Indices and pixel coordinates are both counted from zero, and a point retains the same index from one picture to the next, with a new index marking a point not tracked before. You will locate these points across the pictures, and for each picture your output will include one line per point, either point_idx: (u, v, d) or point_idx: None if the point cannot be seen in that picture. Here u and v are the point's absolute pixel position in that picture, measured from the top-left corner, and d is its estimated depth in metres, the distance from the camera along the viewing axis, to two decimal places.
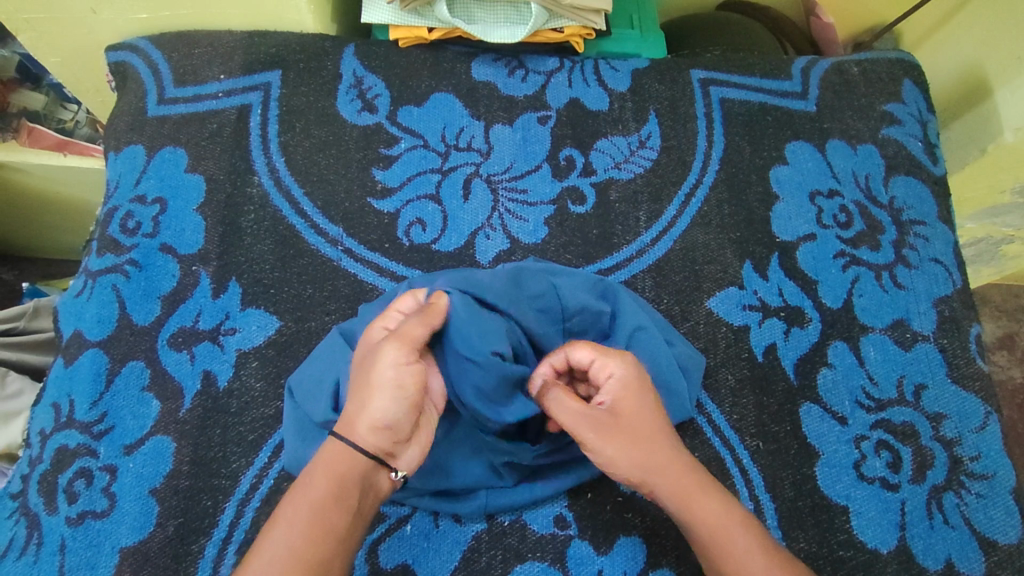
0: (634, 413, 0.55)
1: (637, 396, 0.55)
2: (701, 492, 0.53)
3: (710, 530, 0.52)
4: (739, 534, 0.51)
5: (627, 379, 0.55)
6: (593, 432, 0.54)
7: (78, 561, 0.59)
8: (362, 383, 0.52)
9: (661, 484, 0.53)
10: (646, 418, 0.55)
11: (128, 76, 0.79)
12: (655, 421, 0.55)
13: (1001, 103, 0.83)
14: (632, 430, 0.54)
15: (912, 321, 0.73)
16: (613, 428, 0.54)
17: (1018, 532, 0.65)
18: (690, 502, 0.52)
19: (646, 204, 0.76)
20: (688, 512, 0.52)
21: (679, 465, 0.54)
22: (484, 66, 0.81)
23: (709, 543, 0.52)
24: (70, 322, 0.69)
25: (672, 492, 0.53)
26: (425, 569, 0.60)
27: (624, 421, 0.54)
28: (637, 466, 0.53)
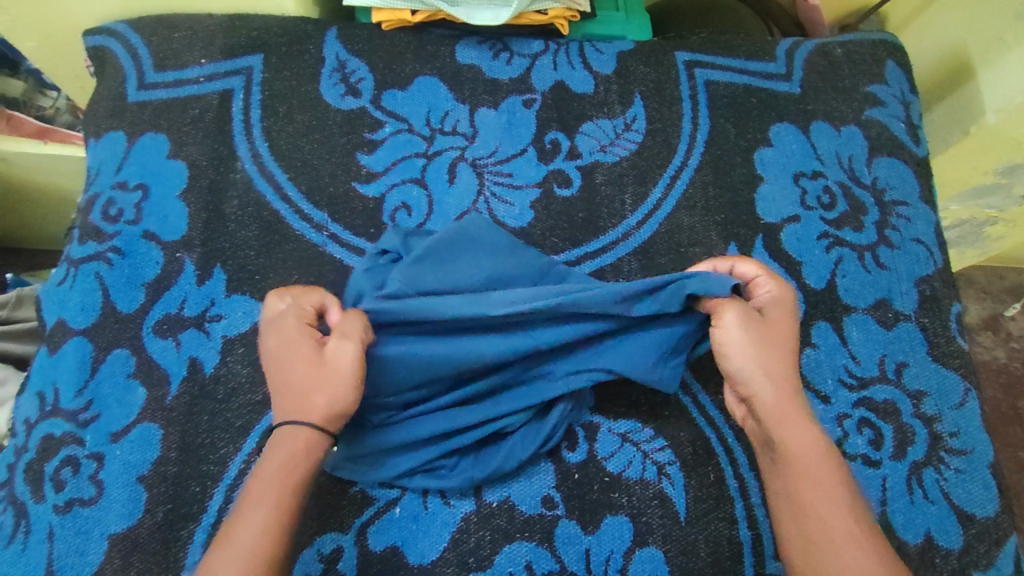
0: (778, 319, 0.59)
1: (787, 315, 0.60)
2: (798, 421, 0.55)
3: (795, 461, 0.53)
4: (824, 469, 0.53)
5: (781, 299, 0.60)
6: (738, 319, 0.58)
7: (67, 549, 0.59)
8: (325, 380, 0.55)
9: (766, 395, 0.56)
10: (788, 330, 0.59)
11: (107, 61, 0.78)
12: (787, 340, 0.59)
13: (984, 84, 0.83)
14: (772, 325, 0.59)
15: (894, 301, 0.73)
16: (764, 336, 0.57)
17: (994, 505, 0.67)
18: (785, 423, 0.55)
19: (632, 186, 0.76)
20: (782, 431, 0.55)
21: (786, 385, 0.56)
22: (468, 49, 0.81)
23: (793, 464, 0.54)
24: (53, 310, 0.69)
25: (772, 417, 0.55)
26: (415, 551, 0.61)
27: (768, 320, 0.59)
28: (750, 369, 0.57)
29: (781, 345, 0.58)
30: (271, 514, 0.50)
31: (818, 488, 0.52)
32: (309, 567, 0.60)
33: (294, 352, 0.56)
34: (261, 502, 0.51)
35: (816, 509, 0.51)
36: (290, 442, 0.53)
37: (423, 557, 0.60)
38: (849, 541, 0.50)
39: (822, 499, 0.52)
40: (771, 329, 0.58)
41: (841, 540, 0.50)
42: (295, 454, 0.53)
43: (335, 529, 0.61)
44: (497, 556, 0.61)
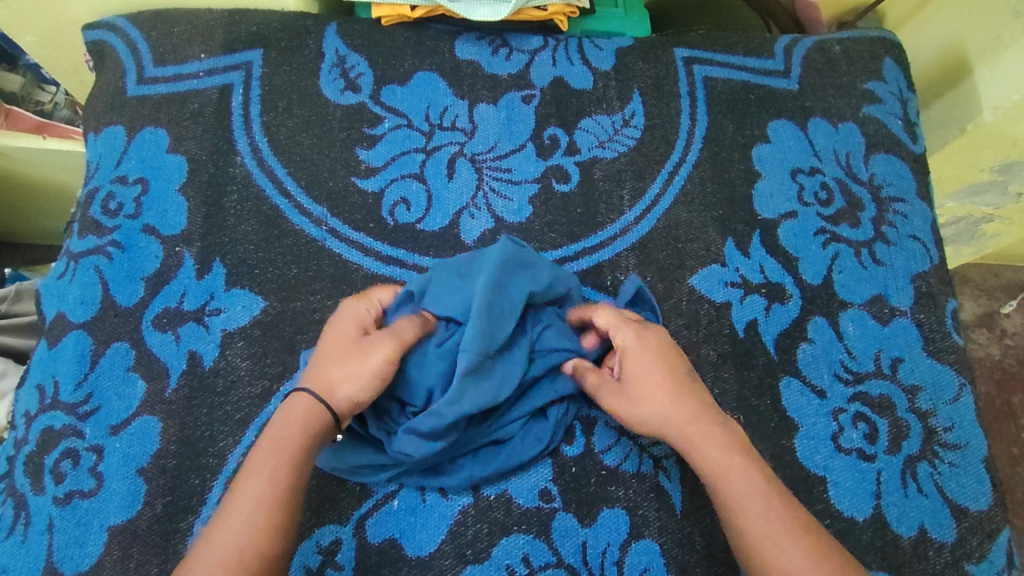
0: (642, 372, 0.60)
1: (649, 362, 0.60)
2: (706, 435, 0.57)
3: (711, 472, 0.56)
4: (741, 479, 0.55)
5: (632, 346, 0.61)
6: (615, 407, 0.60)
7: (66, 540, 0.59)
8: (352, 358, 0.57)
9: (669, 427, 0.58)
10: (652, 377, 0.60)
11: (107, 55, 0.78)
12: (668, 368, 0.60)
13: (980, 82, 0.84)
14: (642, 389, 0.59)
15: (890, 297, 0.74)
16: (631, 395, 0.60)
17: (988, 499, 0.67)
18: (696, 445, 0.57)
19: (630, 182, 0.76)
20: (696, 451, 0.57)
21: (683, 406, 0.58)
22: (467, 45, 0.81)
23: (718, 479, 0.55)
24: (53, 303, 0.69)
25: (682, 439, 0.57)
26: (413, 543, 0.61)
27: (631, 387, 0.60)
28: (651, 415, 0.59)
29: (660, 376, 0.60)
30: (268, 484, 0.51)
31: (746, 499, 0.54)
32: (308, 559, 0.60)
33: (336, 333, 0.59)
34: (258, 475, 0.52)
35: (743, 521, 0.53)
36: (291, 412, 0.55)
37: (421, 550, 0.61)
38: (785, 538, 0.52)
39: (744, 498, 0.54)
40: (642, 394, 0.59)
41: (772, 546, 0.52)
42: (292, 424, 0.54)
43: (334, 521, 0.61)
44: (494, 548, 0.61)
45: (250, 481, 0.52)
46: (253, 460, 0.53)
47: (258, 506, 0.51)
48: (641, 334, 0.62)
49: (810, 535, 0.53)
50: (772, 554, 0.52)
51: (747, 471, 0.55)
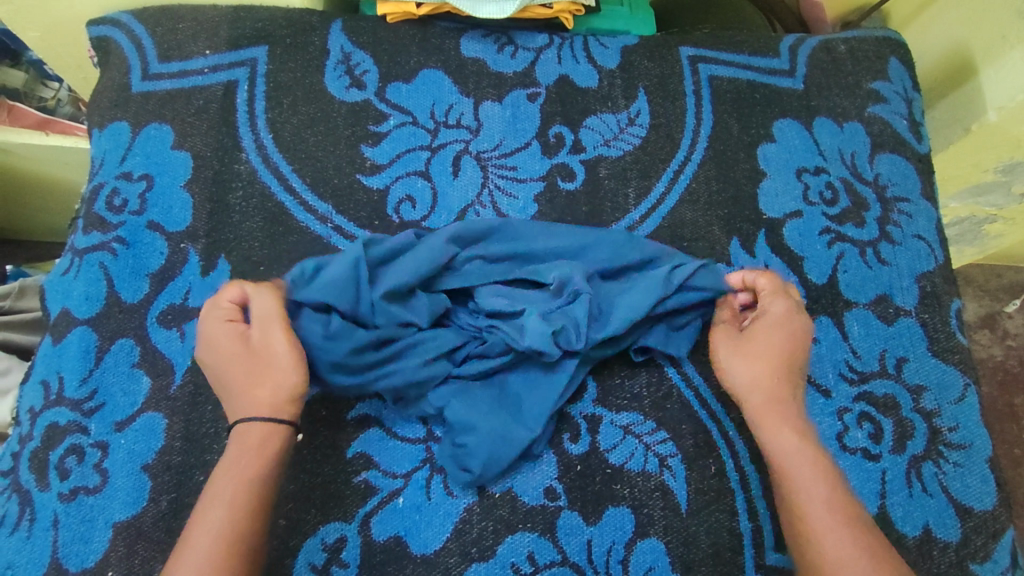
0: (767, 335, 0.62)
1: (783, 330, 0.62)
2: (781, 422, 0.59)
3: (778, 456, 0.58)
4: (809, 468, 0.56)
5: (779, 315, 0.63)
6: (728, 347, 0.62)
7: (71, 537, 0.59)
8: (260, 368, 0.57)
9: (751, 405, 0.60)
10: (778, 346, 0.61)
11: (111, 51, 0.78)
12: (783, 349, 0.61)
13: (986, 82, 0.84)
14: (759, 346, 0.62)
15: (895, 296, 0.74)
16: (746, 350, 0.62)
17: (993, 499, 0.67)
18: (767, 428, 0.59)
19: (635, 180, 0.76)
20: (767, 433, 0.59)
21: (778, 392, 0.60)
22: (472, 42, 0.81)
23: (781, 462, 0.57)
24: (57, 300, 0.69)
25: (758, 417, 0.59)
26: (418, 540, 0.61)
27: (752, 340, 0.62)
28: (743, 382, 0.61)
29: (772, 353, 0.61)
30: (228, 512, 0.52)
31: (808, 487, 0.55)
32: (313, 556, 0.60)
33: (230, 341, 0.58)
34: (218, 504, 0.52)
35: (802, 506, 0.55)
36: (245, 431, 0.55)
37: (426, 547, 0.61)
38: (836, 532, 0.53)
39: (808, 486, 0.56)
40: (755, 352, 0.61)
41: (826, 535, 0.53)
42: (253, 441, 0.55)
43: (339, 519, 0.61)
44: (499, 546, 0.61)
45: (219, 492, 0.53)
46: (219, 473, 0.54)
47: (226, 519, 0.51)
48: (792, 308, 0.64)
49: (866, 536, 0.53)
50: (827, 540, 0.53)
51: (817, 462, 0.57)
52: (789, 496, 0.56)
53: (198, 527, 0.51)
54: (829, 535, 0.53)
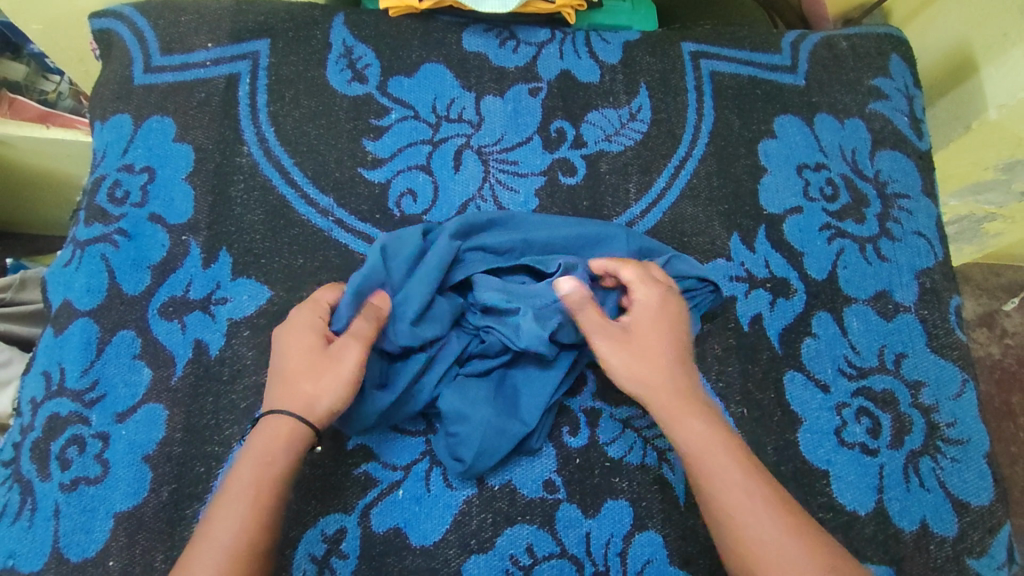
0: (650, 327, 0.62)
1: (659, 321, 0.62)
2: (691, 415, 0.58)
3: (689, 449, 0.57)
4: (728, 466, 0.55)
5: (656, 304, 0.63)
6: (610, 343, 0.61)
7: (72, 526, 0.59)
8: (324, 372, 0.57)
9: (657, 401, 0.59)
10: (657, 337, 0.61)
11: (113, 43, 0.78)
12: (662, 345, 0.61)
13: (986, 80, 0.84)
14: (641, 339, 0.61)
15: (894, 292, 0.74)
16: (633, 347, 0.61)
17: (990, 494, 0.68)
18: (678, 423, 0.58)
19: (636, 175, 0.76)
20: (677, 429, 0.58)
21: (677, 385, 0.59)
22: (474, 36, 0.81)
23: (698, 460, 0.56)
24: (59, 291, 0.69)
25: (666, 414, 0.58)
26: (417, 531, 0.61)
27: (634, 334, 0.61)
28: (638, 379, 0.60)
29: (659, 344, 0.61)
30: (247, 504, 0.52)
31: (731, 488, 0.54)
32: (313, 547, 0.60)
33: (297, 346, 0.59)
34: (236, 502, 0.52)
35: (730, 511, 0.53)
36: (273, 428, 0.55)
37: (425, 538, 0.61)
38: (772, 537, 0.51)
39: (730, 484, 0.54)
40: (641, 344, 0.61)
41: (767, 538, 0.51)
42: (274, 441, 0.55)
43: (339, 510, 0.62)
44: (498, 538, 0.61)
45: (236, 489, 0.53)
46: (236, 471, 0.54)
47: (242, 517, 0.51)
48: (666, 295, 0.64)
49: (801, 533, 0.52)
50: (756, 543, 0.51)
51: (727, 448, 0.56)
52: (710, 496, 0.55)
53: (213, 523, 0.51)
54: (751, 522, 0.52)
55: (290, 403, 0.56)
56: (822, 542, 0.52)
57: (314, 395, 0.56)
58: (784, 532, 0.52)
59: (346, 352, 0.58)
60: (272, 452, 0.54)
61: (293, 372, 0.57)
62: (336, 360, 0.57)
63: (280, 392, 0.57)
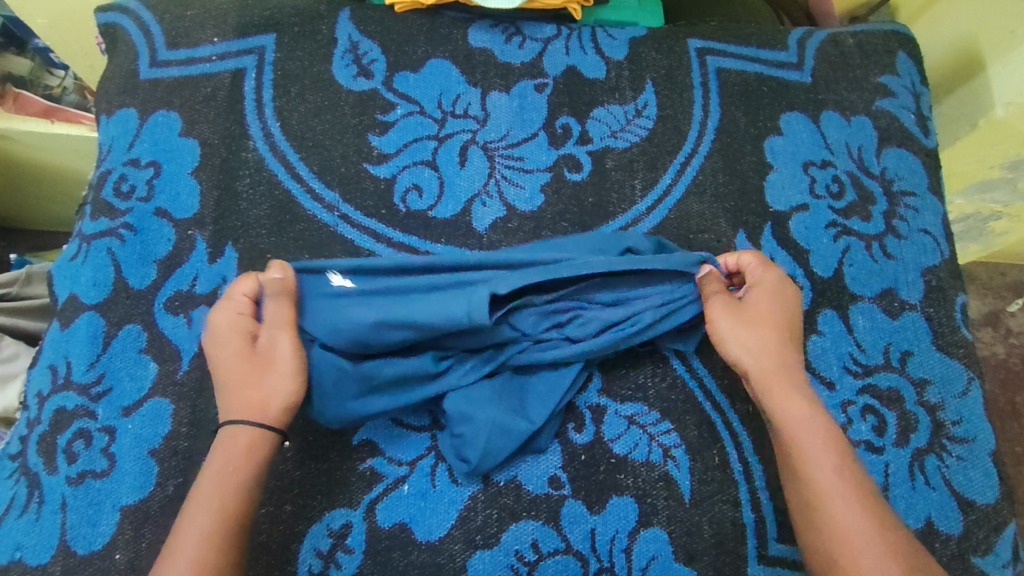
0: (765, 302, 0.63)
1: (775, 298, 0.63)
2: (785, 388, 0.59)
3: (789, 423, 0.58)
4: (819, 444, 0.56)
5: (771, 283, 0.64)
6: (728, 315, 0.62)
7: (79, 520, 0.59)
8: (265, 372, 0.58)
9: (757, 371, 0.60)
10: (770, 311, 0.62)
11: (119, 38, 0.79)
12: (779, 319, 0.62)
13: (994, 78, 0.83)
14: (761, 311, 0.62)
15: (900, 290, 0.74)
16: (744, 317, 0.62)
17: (995, 492, 0.68)
18: (773, 394, 0.59)
19: (642, 172, 0.76)
20: (772, 399, 0.59)
21: (775, 358, 0.60)
22: (480, 32, 0.81)
23: (789, 430, 0.57)
24: (65, 285, 0.69)
25: (763, 382, 0.60)
26: (422, 527, 0.61)
27: (755, 307, 0.63)
28: (741, 348, 0.61)
29: (764, 315, 0.62)
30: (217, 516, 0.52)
31: (822, 466, 0.55)
32: (319, 542, 0.60)
33: (223, 348, 0.59)
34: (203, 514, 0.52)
35: (821, 491, 0.54)
36: (228, 438, 0.56)
37: (430, 534, 0.61)
38: (861, 526, 0.52)
39: (819, 458, 0.56)
40: (757, 316, 0.62)
41: (849, 523, 0.53)
42: (232, 447, 0.55)
43: (345, 505, 0.62)
44: (503, 533, 0.61)
45: (201, 496, 0.53)
46: (201, 479, 0.54)
47: (210, 522, 0.52)
48: (784, 278, 0.65)
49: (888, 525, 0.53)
50: (845, 524, 0.53)
51: (827, 431, 0.57)
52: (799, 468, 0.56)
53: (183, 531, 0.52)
54: (839, 500, 0.54)
55: (239, 406, 0.57)
56: (898, 530, 0.53)
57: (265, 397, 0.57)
58: (868, 516, 0.53)
59: (276, 345, 0.59)
60: (235, 460, 0.55)
61: (233, 378, 0.58)
62: (273, 356, 0.58)
63: (229, 396, 0.58)
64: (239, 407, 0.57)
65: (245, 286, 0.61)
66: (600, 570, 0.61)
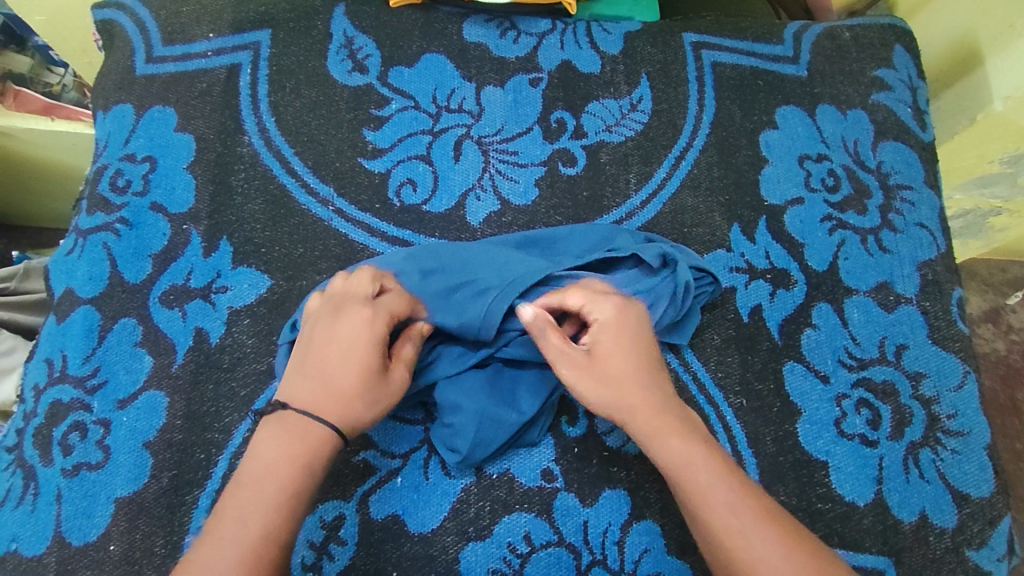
0: (614, 347, 0.59)
1: (619, 334, 0.60)
2: (668, 429, 0.56)
3: (672, 467, 0.54)
4: (716, 487, 0.53)
5: (609, 321, 0.60)
6: (577, 368, 0.58)
7: (74, 511, 0.60)
8: (377, 396, 0.56)
9: (631, 422, 0.57)
10: (623, 357, 0.59)
11: (115, 34, 0.79)
12: (633, 369, 0.58)
13: (992, 71, 0.83)
14: (608, 360, 0.59)
15: (896, 284, 0.74)
16: (599, 369, 0.58)
17: (990, 486, 0.67)
18: (659, 440, 0.56)
19: (636, 166, 0.76)
20: (657, 446, 0.56)
21: (654, 402, 0.57)
22: (475, 27, 0.81)
23: (677, 474, 0.54)
24: (61, 280, 0.70)
25: (645, 433, 0.56)
26: (415, 519, 0.62)
27: (604, 358, 0.59)
28: (608, 402, 0.58)
29: (621, 362, 0.59)
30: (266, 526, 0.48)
31: (719, 513, 0.52)
32: (312, 534, 0.61)
33: (345, 353, 0.55)
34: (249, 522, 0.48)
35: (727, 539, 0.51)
36: (291, 425, 0.53)
37: (423, 526, 0.61)
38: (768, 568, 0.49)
39: (717, 504, 0.52)
40: (608, 367, 0.58)
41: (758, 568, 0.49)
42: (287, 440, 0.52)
43: (338, 497, 0.62)
44: (496, 526, 0.61)
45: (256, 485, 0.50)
46: (249, 474, 0.51)
47: (263, 523, 0.48)
48: (622, 305, 0.61)
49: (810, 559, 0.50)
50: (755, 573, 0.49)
51: (713, 467, 0.54)
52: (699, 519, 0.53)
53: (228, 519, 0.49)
54: (742, 543, 0.50)
55: (326, 408, 0.54)
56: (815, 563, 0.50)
57: (357, 416, 0.54)
58: (776, 550, 0.50)
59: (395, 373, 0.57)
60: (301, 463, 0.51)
61: (341, 385, 0.55)
62: (393, 396, 0.57)
63: (317, 393, 0.54)
64: (327, 409, 0.54)
65: (395, 304, 0.60)
66: (593, 563, 0.61)
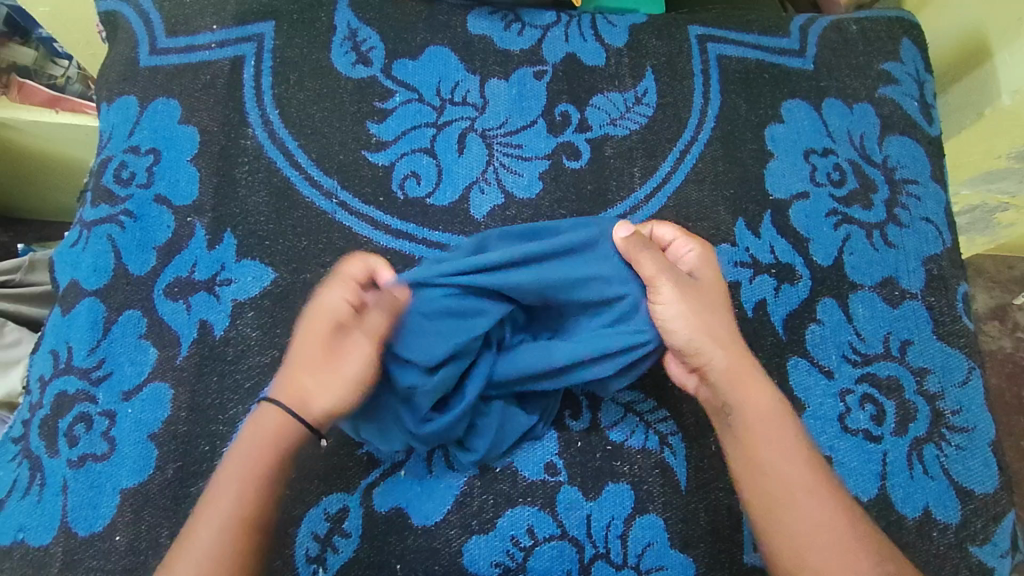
0: (709, 281, 0.63)
1: (713, 274, 0.64)
2: (748, 378, 0.59)
3: (749, 416, 0.57)
4: (789, 444, 0.56)
5: (704, 257, 0.64)
6: (677, 286, 0.60)
7: (80, 501, 0.60)
8: (327, 371, 0.55)
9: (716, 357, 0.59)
10: (717, 293, 0.62)
11: (119, 26, 0.79)
12: (723, 304, 0.62)
13: (1000, 65, 0.82)
14: (706, 288, 0.62)
15: (901, 279, 0.73)
16: (699, 294, 0.61)
17: (994, 482, 0.67)
18: (741, 384, 0.58)
19: (641, 160, 0.76)
20: (738, 392, 0.58)
21: (734, 347, 0.60)
22: (479, 19, 0.81)
23: (751, 423, 0.57)
24: (66, 271, 0.70)
25: (728, 374, 0.58)
26: (419, 512, 0.62)
27: (701, 285, 0.62)
28: (700, 330, 0.59)
29: (713, 295, 0.62)
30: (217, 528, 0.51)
31: (791, 470, 0.55)
32: (316, 526, 0.61)
33: (310, 334, 0.56)
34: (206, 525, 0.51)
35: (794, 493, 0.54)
36: (261, 417, 0.55)
37: (427, 519, 0.62)
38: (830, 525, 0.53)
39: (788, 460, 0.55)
40: (705, 295, 0.61)
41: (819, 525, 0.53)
42: (258, 427, 0.55)
43: (342, 490, 0.62)
44: (499, 519, 0.62)
45: (226, 480, 0.53)
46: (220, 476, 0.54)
47: (219, 519, 0.52)
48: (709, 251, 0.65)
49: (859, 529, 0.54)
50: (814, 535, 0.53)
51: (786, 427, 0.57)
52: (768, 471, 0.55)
53: (206, 521, 0.52)
54: (807, 498, 0.54)
55: (287, 395, 0.55)
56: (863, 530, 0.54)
57: (308, 398, 0.55)
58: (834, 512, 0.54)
59: (355, 349, 0.56)
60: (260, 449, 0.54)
61: (300, 362, 0.56)
62: (345, 369, 0.55)
63: (284, 378, 0.56)
64: (285, 391, 0.56)
65: (355, 272, 0.58)
66: (595, 556, 0.61)
